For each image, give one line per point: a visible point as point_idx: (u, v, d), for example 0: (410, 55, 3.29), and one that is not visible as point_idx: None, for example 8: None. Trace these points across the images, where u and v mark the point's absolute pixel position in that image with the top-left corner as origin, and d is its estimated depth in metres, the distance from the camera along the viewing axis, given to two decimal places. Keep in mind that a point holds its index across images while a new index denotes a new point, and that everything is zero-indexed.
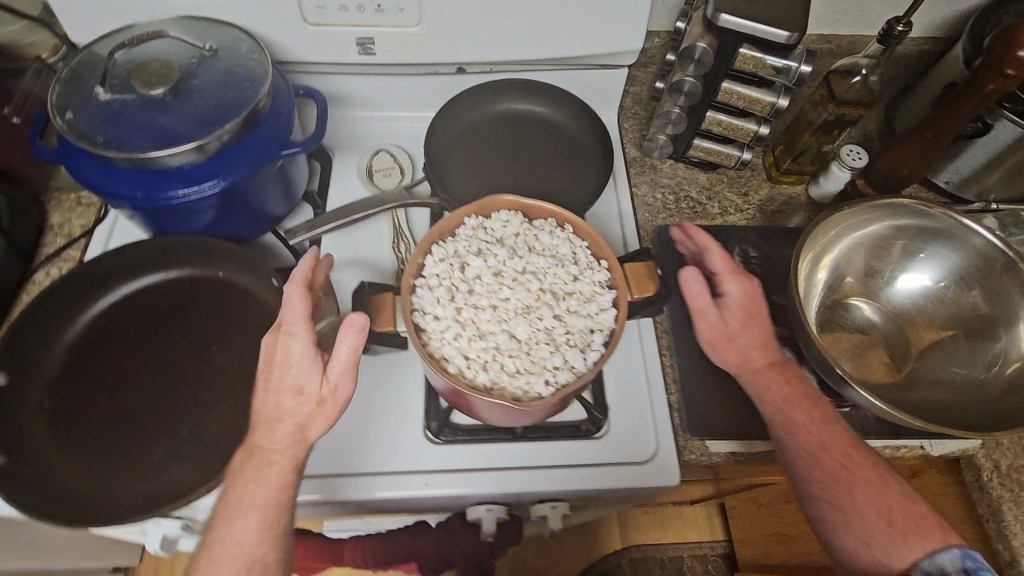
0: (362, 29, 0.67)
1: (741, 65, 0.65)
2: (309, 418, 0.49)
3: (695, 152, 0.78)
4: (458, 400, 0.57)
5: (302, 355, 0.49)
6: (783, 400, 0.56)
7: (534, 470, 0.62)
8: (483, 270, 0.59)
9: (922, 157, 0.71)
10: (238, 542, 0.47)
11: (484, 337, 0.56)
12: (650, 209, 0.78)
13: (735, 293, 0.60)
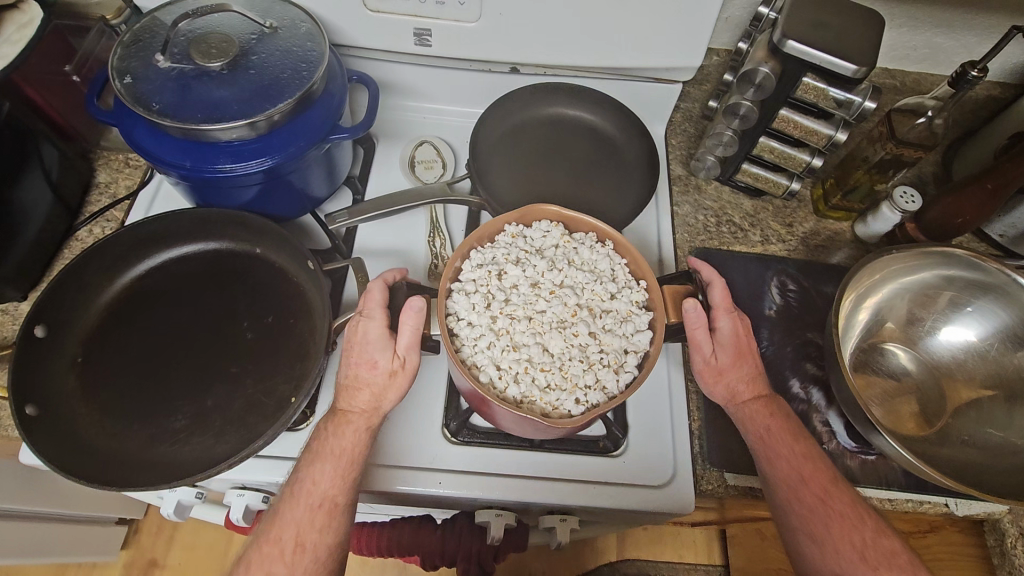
0: (420, 19, 0.67)
1: (802, 93, 0.63)
2: (383, 389, 0.54)
3: (743, 176, 0.76)
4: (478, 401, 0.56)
5: (375, 334, 0.54)
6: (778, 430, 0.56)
7: (548, 481, 0.61)
8: (521, 280, 0.59)
9: (970, 202, 0.69)
10: (317, 480, 0.51)
11: (517, 349, 0.56)
12: (690, 229, 0.76)
13: (729, 328, 0.58)
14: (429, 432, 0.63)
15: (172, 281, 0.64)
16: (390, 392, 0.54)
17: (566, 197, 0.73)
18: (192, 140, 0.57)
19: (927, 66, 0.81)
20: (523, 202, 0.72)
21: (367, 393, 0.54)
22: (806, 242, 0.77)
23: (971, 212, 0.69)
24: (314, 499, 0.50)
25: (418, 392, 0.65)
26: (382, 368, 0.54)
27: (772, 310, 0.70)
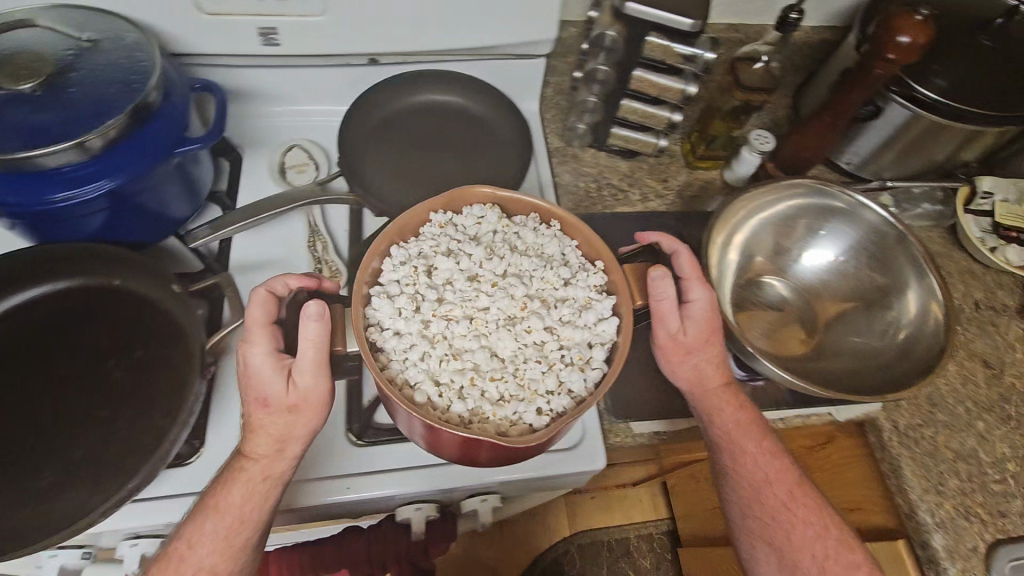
0: (263, 18, 0.64)
1: (651, 53, 0.66)
2: (290, 424, 0.51)
3: (614, 140, 0.79)
4: (418, 437, 0.52)
5: (264, 363, 0.51)
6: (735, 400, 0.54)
7: (463, 464, 0.61)
8: (457, 276, 0.57)
9: (815, 136, 0.74)
10: (192, 545, 0.51)
11: (457, 356, 0.54)
12: (574, 197, 0.78)
13: (701, 300, 0.56)
14: (334, 441, 0.61)
15: (19, 331, 0.57)
16: (295, 424, 0.51)
17: (445, 182, 0.73)
18: (12, 173, 0.51)
19: (763, 17, 0.88)
20: (402, 194, 0.71)
21: (262, 437, 0.51)
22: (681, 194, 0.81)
23: (818, 144, 0.75)
24: (189, 568, 0.50)
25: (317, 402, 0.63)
26: (279, 403, 0.51)
27: None
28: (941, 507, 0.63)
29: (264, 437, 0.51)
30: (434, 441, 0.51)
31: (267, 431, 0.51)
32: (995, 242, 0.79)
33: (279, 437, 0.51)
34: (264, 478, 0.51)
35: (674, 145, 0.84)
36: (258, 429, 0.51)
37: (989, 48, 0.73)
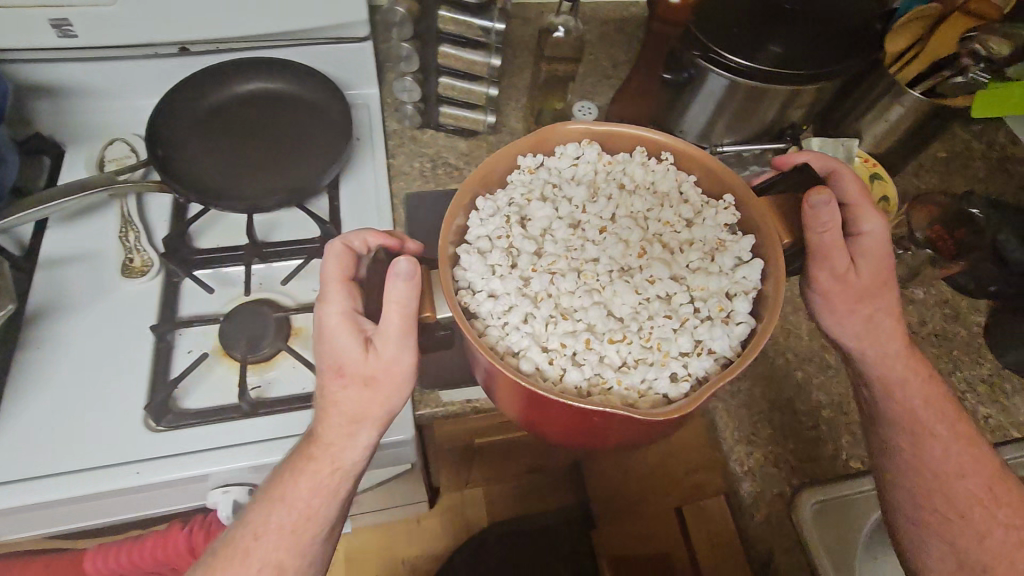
0: (51, 9, 0.64)
1: (446, 26, 0.66)
2: (361, 397, 0.52)
3: (445, 118, 0.79)
4: (569, 433, 0.50)
5: (349, 332, 0.50)
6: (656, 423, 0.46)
7: (266, 443, 0.61)
8: (558, 225, 0.55)
9: (629, 101, 0.75)
10: (258, 536, 0.53)
11: (587, 315, 0.51)
12: (406, 177, 0.79)
13: (876, 230, 0.57)
14: (124, 428, 0.60)
15: None
16: (355, 400, 0.52)
17: (260, 167, 0.72)
18: None
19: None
20: (212, 180, 0.70)
21: (347, 406, 0.52)
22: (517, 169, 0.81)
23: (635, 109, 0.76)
24: (252, 563, 0.52)
25: (111, 392, 0.62)
26: (352, 371, 0.51)
27: None
28: (750, 456, 0.65)
29: (348, 415, 0.52)
30: (579, 431, 0.49)
31: (342, 410, 0.52)
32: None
33: (351, 402, 0.52)
34: (332, 470, 0.53)
35: (513, 122, 0.84)
36: (339, 408, 0.52)
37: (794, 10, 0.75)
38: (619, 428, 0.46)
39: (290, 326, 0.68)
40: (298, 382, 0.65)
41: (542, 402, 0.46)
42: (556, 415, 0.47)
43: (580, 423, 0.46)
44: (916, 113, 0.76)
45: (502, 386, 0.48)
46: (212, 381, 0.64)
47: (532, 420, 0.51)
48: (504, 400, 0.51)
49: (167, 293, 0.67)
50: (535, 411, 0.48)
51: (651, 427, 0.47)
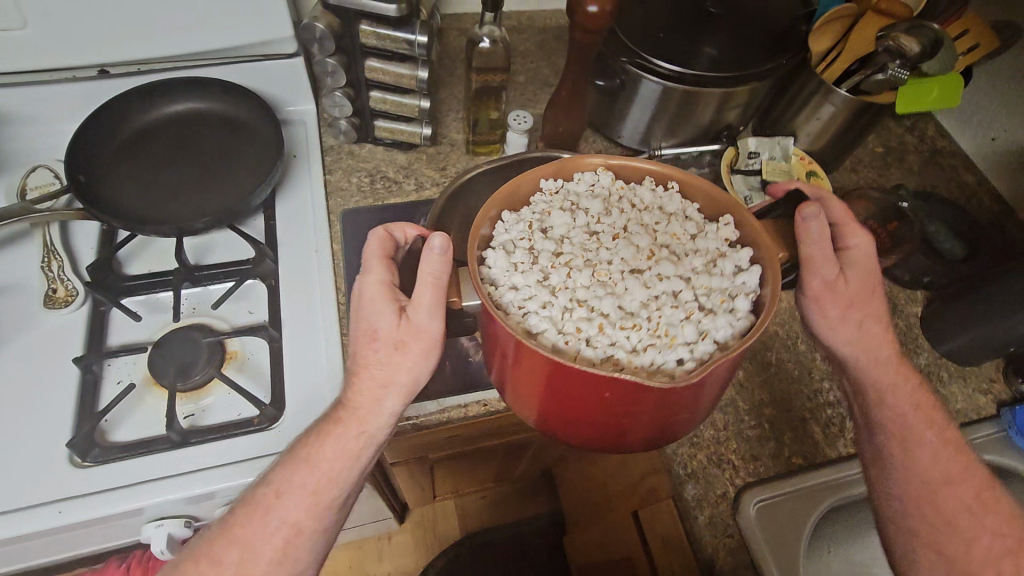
0: None
1: (368, 41, 0.66)
2: (410, 363, 0.48)
3: (381, 132, 0.79)
4: (579, 425, 0.45)
5: (372, 298, 0.48)
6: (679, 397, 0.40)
7: (198, 473, 0.59)
8: (576, 233, 0.50)
9: (564, 108, 0.75)
10: (281, 495, 0.48)
11: (599, 308, 0.47)
12: (343, 193, 0.78)
13: (861, 245, 0.56)
14: (43, 466, 0.58)
15: None
16: (395, 367, 0.48)
17: (187, 190, 0.71)
18: None
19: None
20: (137, 206, 0.69)
21: (376, 371, 0.48)
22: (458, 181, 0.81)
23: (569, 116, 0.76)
24: (272, 525, 0.48)
25: (30, 429, 0.59)
26: (387, 334, 0.47)
27: None
28: (693, 457, 0.65)
29: (366, 380, 0.48)
30: (592, 420, 0.44)
31: (392, 373, 0.48)
32: (761, 199, 0.82)
33: (388, 366, 0.48)
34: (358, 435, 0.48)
35: (452, 133, 0.84)
36: (371, 372, 0.48)
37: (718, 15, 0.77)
38: (628, 409, 0.41)
39: (222, 351, 0.66)
40: (232, 408, 0.64)
41: (544, 378, 0.42)
42: (564, 398, 0.43)
43: (591, 403, 0.42)
44: (843, 111, 0.78)
45: (512, 374, 0.45)
46: (142, 412, 0.63)
47: (539, 415, 0.47)
48: (516, 397, 0.47)
49: (92, 323, 0.65)
50: (541, 396, 0.44)
51: (673, 408, 0.42)
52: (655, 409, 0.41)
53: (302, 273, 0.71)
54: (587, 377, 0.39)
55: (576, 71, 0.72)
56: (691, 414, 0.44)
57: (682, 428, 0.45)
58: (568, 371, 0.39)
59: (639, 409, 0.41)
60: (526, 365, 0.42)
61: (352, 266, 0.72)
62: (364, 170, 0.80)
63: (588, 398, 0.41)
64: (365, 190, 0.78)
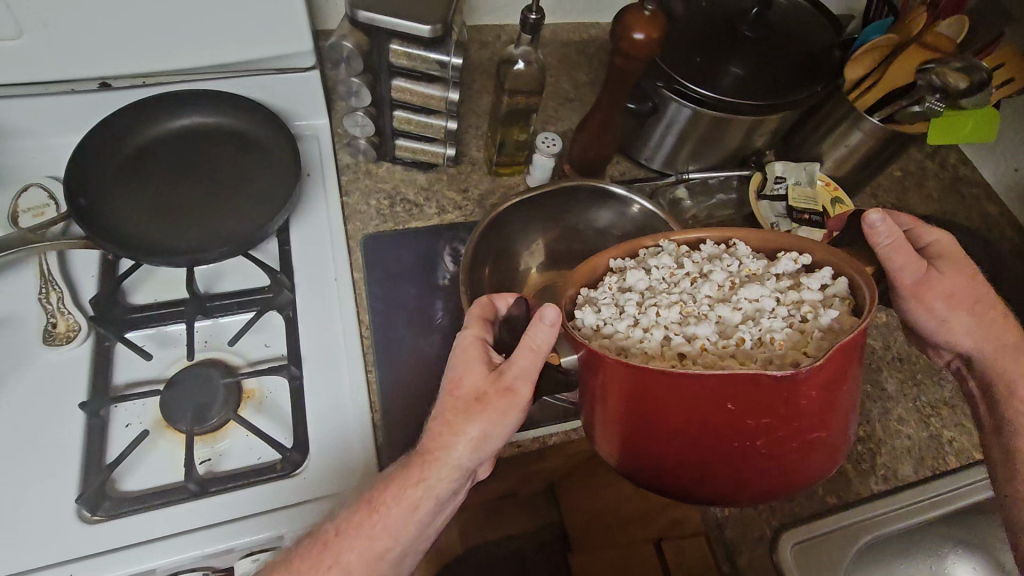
0: None
1: (398, 61, 0.62)
2: (484, 423, 0.44)
3: (403, 152, 0.75)
4: (694, 470, 0.41)
5: (464, 352, 0.47)
6: (797, 407, 0.37)
7: (218, 527, 0.55)
8: (654, 292, 0.49)
9: (595, 132, 0.72)
10: (342, 536, 0.44)
11: (699, 338, 0.44)
12: (362, 217, 0.74)
13: (941, 238, 0.57)
14: (47, 519, 0.53)
15: None
16: (465, 420, 0.44)
17: (200, 212, 0.67)
18: None
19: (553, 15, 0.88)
20: (144, 230, 0.64)
21: (450, 429, 0.44)
22: (480, 204, 0.77)
23: (601, 141, 0.73)
24: (328, 563, 0.43)
25: (29, 480, 0.55)
26: (469, 384, 0.45)
27: (445, 280, 0.69)
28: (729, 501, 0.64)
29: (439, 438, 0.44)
30: (702, 452, 0.39)
31: (462, 430, 0.44)
32: (788, 225, 0.80)
33: (460, 426, 0.44)
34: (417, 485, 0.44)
35: (474, 152, 0.80)
36: (445, 423, 0.44)
37: (753, 39, 0.75)
38: (746, 430, 0.37)
39: (240, 391, 0.62)
40: (252, 452, 0.60)
41: (647, 404, 0.39)
42: (670, 427, 0.39)
43: (704, 429, 0.38)
44: (873, 140, 0.77)
45: (609, 412, 0.42)
46: (155, 458, 0.58)
47: (647, 467, 0.43)
48: (618, 447, 0.44)
49: (94, 359, 0.61)
50: (645, 434, 0.41)
51: (794, 425, 0.37)
52: (775, 428, 0.37)
53: (323, 304, 0.67)
54: (694, 388, 0.36)
55: (613, 96, 0.69)
56: (819, 440, 0.39)
57: (812, 462, 0.40)
58: (671, 385, 0.37)
59: (757, 427, 0.37)
60: (622, 391, 0.40)
61: (376, 297, 0.68)
62: (383, 192, 0.77)
63: (699, 420, 0.38)
64: (385, 213, 0.75)
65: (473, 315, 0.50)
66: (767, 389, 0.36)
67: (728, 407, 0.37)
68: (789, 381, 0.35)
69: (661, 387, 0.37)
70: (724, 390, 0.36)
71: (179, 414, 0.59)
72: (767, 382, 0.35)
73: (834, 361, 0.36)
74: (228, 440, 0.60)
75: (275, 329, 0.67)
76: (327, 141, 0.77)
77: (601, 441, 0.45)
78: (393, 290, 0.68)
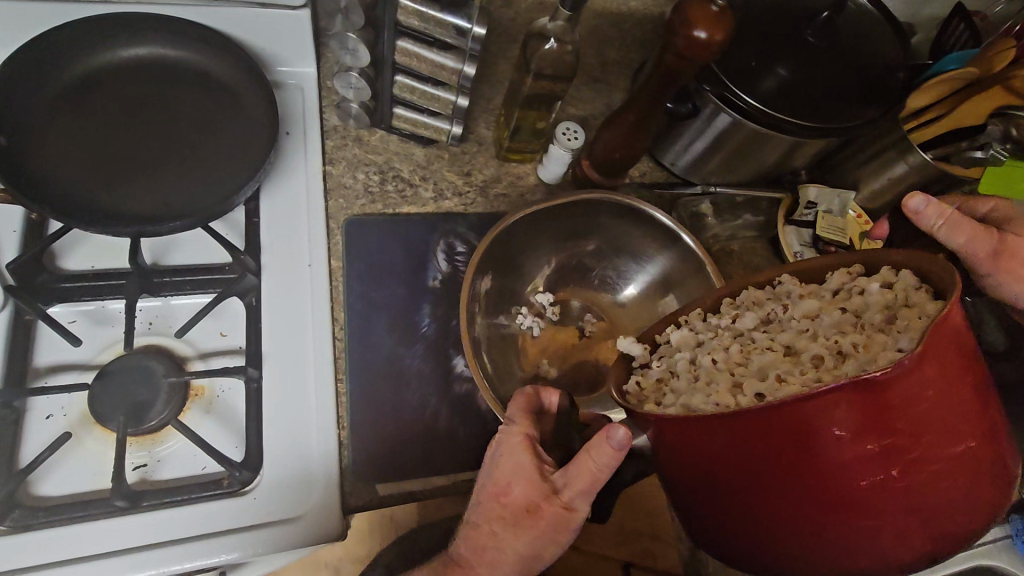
0: None
1: (406, 19, 0.51)
2: (533, 540, 0.40)
3: (400, 122, 0.65)
4: (830, 534, 0.33)
5: (514, 457, 0.40)
6: (919, 414, 0.31)
7: (147, 550, 0.48)
8: (707, 344, 0.46)
9: (624, 131, 0.63)
10: None
11: (770, 373, 0.41)
12: (346, 193, 0.64)
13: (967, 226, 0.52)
14: None
15: None
16: (513, 537, 0.40)
17: (153, 168, 0.56)
18: None
19: None
20: (78, 184, 0.54)
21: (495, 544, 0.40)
22: (483, 193, 0.68)
23: (629, 142, 0.64)
24: None
25: None
26: (518, 494, 0.40)
27: (436, 281, 0.61)
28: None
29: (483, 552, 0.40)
30: (841, 504, 0.32)
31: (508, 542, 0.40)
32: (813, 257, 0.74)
33: (507, 543, 0.40)
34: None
35: (482, 130, 0.70)
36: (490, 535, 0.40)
37: (814, 47, 0.66)
38: (873, 461, 0.31)
39: (186, 389, 0.54)
40: (195, 461, 0.53)
41: (738, 451, 0.34)
42: (779, 477, 0.33)
43: (820, 472, 0.32)
44: (919, 177, 0.70)
45: (697, 471, 0.37)
46: (78, 460, 0.50)
47: (770, 545, 0.35)
48: (726, 522, 0.37)
49: (11, 337, 0.51)
50: (751, 495, 0.35)
51: (927, 438, 0.31)
52: (905, 449, 0.31)
53: (292, 295, 0.58)
54: (784, 417, 0.32)
55: (652, 96, 0.59)
56: (967, 456, 0.32)
57: (968, 487, 0.32)
58: (756, 420, 0.33)
59: (881, 451, 0.31)
60: (704, 440, 0.35)
61: (355, 293, 0.59)
62: (373, 164, 0.66)
63: (810, 461, 0.32)
64: (373, 192, 0.65)
65: (518, 408, 0.43)
66: (872, 397, 0.30)
67: (838, 435, 0.31)
68: (892, 381, 0.30)
69: (746, 426, 0.33)
70: (823, 414, 0.31)
71: (113, 420, 0.51)
72: (867, 391, 0.30)
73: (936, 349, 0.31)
74: (167, 446, 0.52)
75: (233, 316, 0.58)
76: (311, 95, 0.66)
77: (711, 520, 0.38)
78: (376, 286, 0.60)
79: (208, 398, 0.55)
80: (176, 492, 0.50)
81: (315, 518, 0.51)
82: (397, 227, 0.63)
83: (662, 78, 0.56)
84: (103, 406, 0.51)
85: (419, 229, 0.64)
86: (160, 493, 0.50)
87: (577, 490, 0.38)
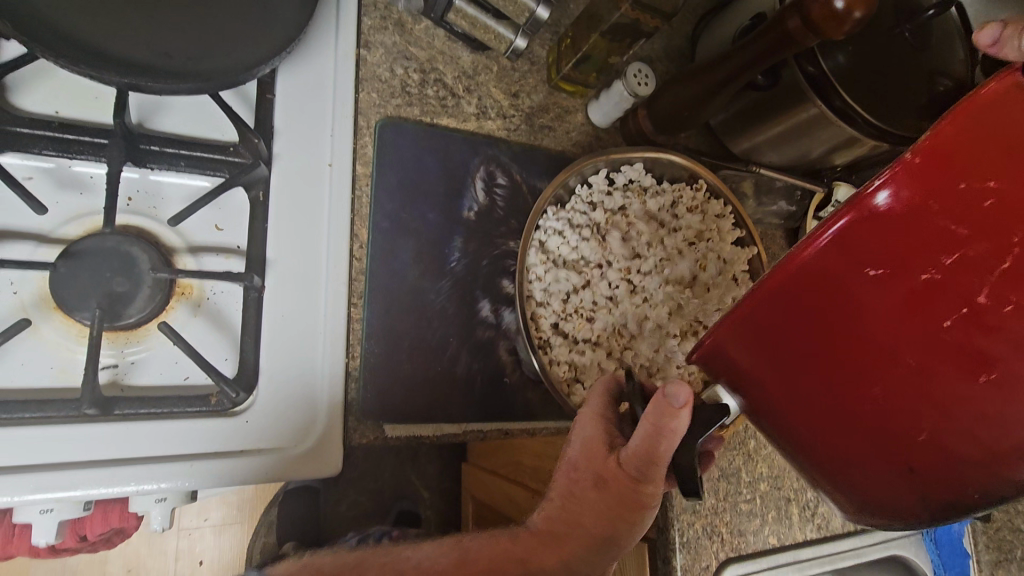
0: None
1: None
2: (603, 519, 0.39)
3: (457, 18, 0.54)
4: (941, 414, 0.28)
5: (586, 436, 0.41)
6: (990, 215, 0.24)
7: (118, 465, 0.41)
8: None
9: (700, 91, 0.57)
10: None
11: None
12: (381, 87, 0.55)
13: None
14: None
15: None
16: (582, 512, 0.39)
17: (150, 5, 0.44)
18: None
19: None
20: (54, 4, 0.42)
21: (568, 514, 0.40)
22: (529, 123, 0.61)
23: (701, 101, 0.58)
24: None
25: None
26: (586, 469, 0.40)
27: (471, 213, 0.56)
28: (691, 526, 0.53)
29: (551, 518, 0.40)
30: (927, 362, 0.27)
31: (575, 513, 0.39)
32: None
33: (571, 514, 0.39)
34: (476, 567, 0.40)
35: (538, 47, 0.62)
36: (559, 504, 0.40)
37: (907, 45, 0.62)
38: (949, 294, 0.26)
39: (171, 286, 0.46)
40: (176, 369, 0.45)
41: (788, 346, 0.30)
42: (851, 364, 0.29)
43: (888, 336, 0.27)
44: None
45: (748, 380, 0.33)
46: (32, 349, 0.42)
47: (882, 454, 0.30)
48: (813, 438, 0.32)
49: None
50: (823, 396, 0.30)
51: (1013, 248, 0.24)
52: (989, 265, 0.25)
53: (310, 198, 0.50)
54: (814, 279, 0.28)
55: (747, 62, 0.53)
56: None
57: None
58: (787, 300, 0.29)
59: (950, 280, 0.25)
60: (743, 343, 0.31)
61: (383, 211, 0.53)
62: (415, 60, 0.56)
63: (873, 324, 0.27)
64: (414, 94, 0.56)
65: (599, 391, 0.43)
66: (905, 213, 0.25)
67: (890, 278, 0.26)
68: (914, 186, 0.25)
69: (776, 306, 0.29)
70: (857, 258, 0.27)
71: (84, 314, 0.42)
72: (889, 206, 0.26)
73: (988, 129, 0.24)
74: (141, 348, 0.45)
75: (234, 209, 0.49)
76: None
77: (800, 441, 0.33)
78: (407, 207, 0.54)
79: (195, 301, 0.47)
80: (152, 405, 0.43)
81: (310, 447, 0.46)
82: (438, 138, 0.56)
83: (770, 46, 0.50)
84: (73, 296, 0.42)
85: (458, 151, 0.57)
86: (129, 406, 0.43)
87: (655, 470, 0.37)
